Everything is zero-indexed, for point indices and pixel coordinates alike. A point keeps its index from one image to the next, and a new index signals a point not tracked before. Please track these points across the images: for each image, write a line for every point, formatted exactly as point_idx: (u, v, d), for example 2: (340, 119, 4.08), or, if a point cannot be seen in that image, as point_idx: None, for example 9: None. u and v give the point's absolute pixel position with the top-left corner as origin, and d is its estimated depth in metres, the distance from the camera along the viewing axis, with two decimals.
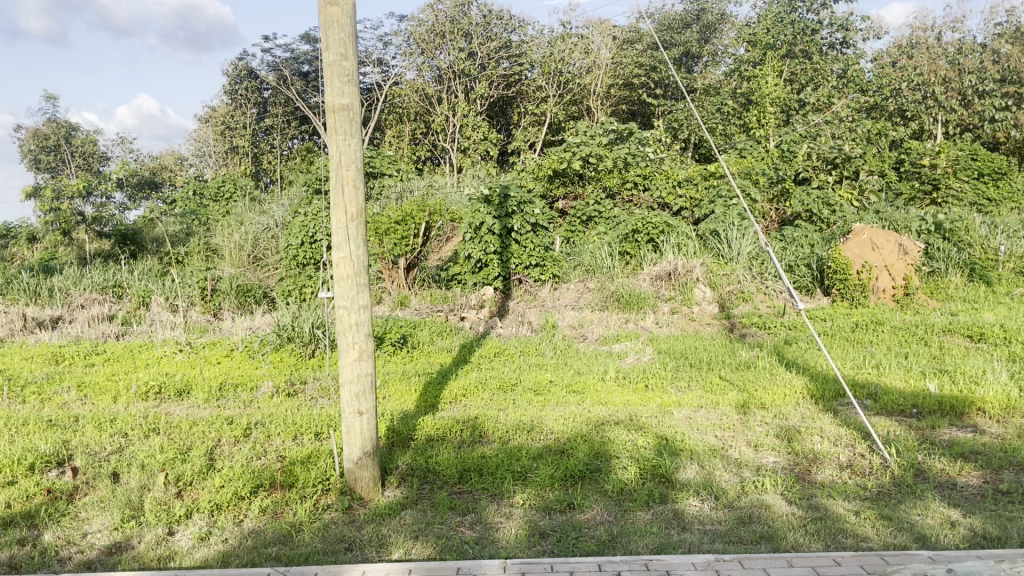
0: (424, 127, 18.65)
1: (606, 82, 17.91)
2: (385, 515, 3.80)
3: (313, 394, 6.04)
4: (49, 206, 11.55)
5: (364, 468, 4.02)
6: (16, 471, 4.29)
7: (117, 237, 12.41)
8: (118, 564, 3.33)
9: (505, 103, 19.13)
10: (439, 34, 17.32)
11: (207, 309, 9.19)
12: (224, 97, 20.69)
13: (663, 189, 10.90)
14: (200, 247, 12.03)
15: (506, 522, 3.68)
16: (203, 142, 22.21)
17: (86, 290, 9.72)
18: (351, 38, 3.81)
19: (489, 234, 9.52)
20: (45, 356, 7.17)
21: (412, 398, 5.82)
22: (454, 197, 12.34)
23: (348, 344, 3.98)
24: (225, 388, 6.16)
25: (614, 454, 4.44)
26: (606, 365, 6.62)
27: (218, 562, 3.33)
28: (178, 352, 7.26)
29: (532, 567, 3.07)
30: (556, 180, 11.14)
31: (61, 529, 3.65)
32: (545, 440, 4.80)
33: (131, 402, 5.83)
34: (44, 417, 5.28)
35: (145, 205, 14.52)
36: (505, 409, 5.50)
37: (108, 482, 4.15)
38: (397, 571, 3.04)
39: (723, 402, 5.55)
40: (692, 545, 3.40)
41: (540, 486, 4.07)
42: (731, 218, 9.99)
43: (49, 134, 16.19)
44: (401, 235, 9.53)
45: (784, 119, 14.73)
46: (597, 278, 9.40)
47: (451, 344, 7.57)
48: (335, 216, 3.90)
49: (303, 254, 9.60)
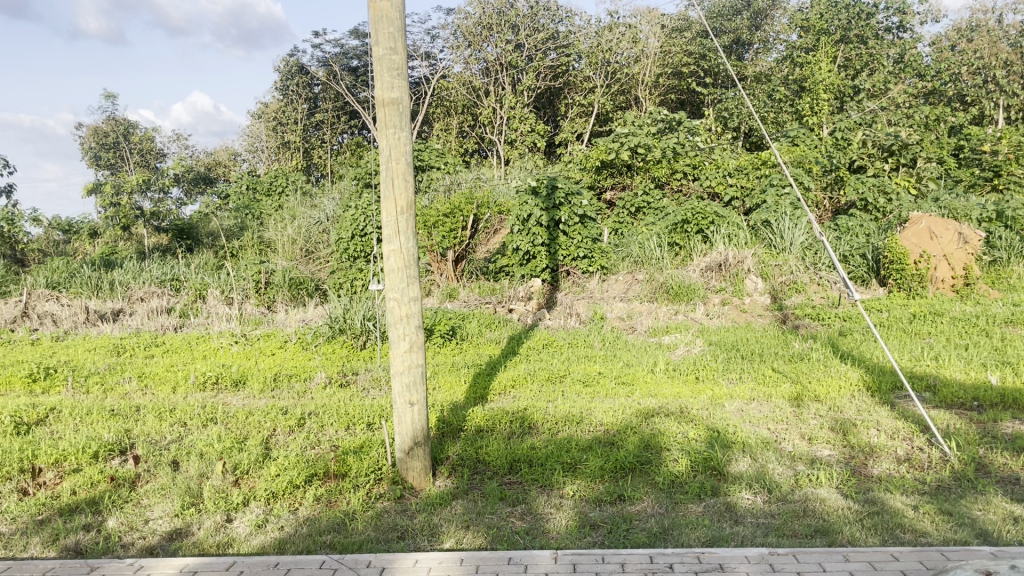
0: (471, 119, 18.90)
1: (654, 70, 17.54)
2: (436, 504, 3.83)
3: (365, 385, 6.15)
4: (109, 201, 11.94)
5: (414, 458, 4.07)
6: (80, 459, 4.42)
7: (175, 231, 12.72)
8: (178, 549, 3.42)
9: (553, 94, 19.16)
10: (486, 26, 17.43)
11: (261, 302, 9.41)
12: (276, 94, 21.03)
13: (712, 178, 10.66)
14: (253, 241, 12.28)
15: (557, 513, 3.68)
16: (255, 138, 22.59)
17: (146, 284, 9.92)
18: (401, 32, 3.84)
19: (537, 226, 9.54)
20: (108, 347, 7.39)
21: (462, 389, 5.86)
22: (502, 189, 12.46)
23: (398, 335, 4.03)
24: (279, 378, 6.29)
25: (665, 446, 4.42)
26: (655, 356, 6.59)
27: (275, 549, 3.40)
28: (233, 344, 7.41)
29: (583, 557, 3.07)
30: (604, 171, 11.24)
31: (124, 516, 3.76)
32: (594, 431, 4.79)
33: (190, 393, 5.99)
34: (107, 407, 5.44)
35: (200, 200, 14.84)
36: (554, 401, 5.51)
37: (168, 470, 4.27)
38: (449, 560, 3.06)
39: (775, 394, 5.48)
40: (745, 537, 3.37)
41: (591, 478, 4.06)
42: (783, 207, 9.78)
43: (107, 132, 16.69)
44: (449, 227, 9.62)
45: (837, 106, 14.57)
46: (647, 270, 9.33)
47: (500, 336, 7.61)
48: (385, 209, 3.95)
49: (353, 248, 9.71)
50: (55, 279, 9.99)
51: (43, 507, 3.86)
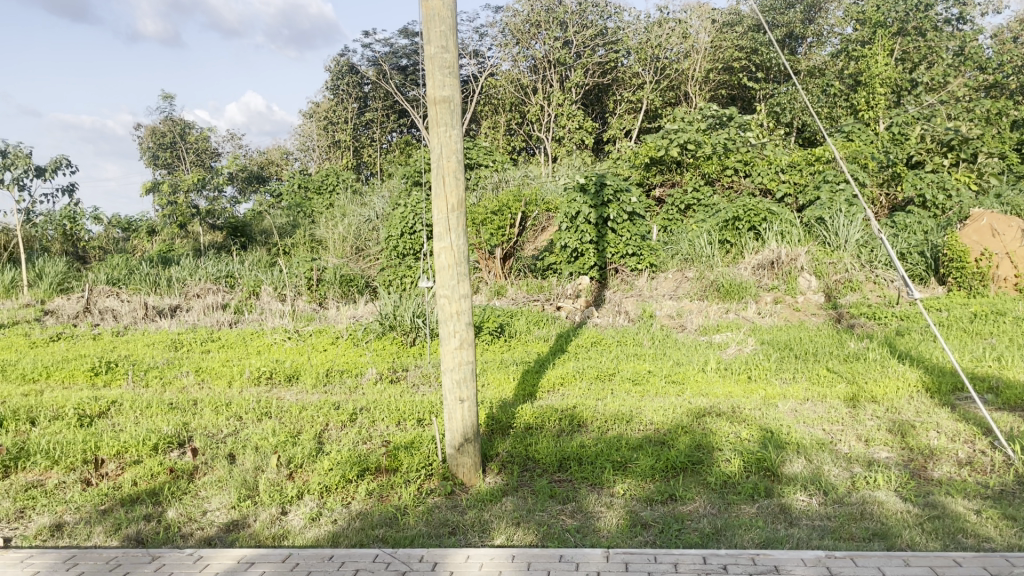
0: (520, 117, 18.95)
1: (705, 66, 17.33)
2: (486, 501, 3.85)
3: (415, 381, 6.21)
4: (167, 200, 12.25)
5: (464, 454, 4.09)
6: (141, 451, 4.54)
7: (230, 229, 12.99)
8: (236, 540, 3.50)
9: (601, 91, 19.07)
10: (534, 24, 17.54)
11: (313, 298, 9.56)
12: (327, 93, 21.33)
13: (764, 175, 10.45)
14: (305, 239, 12.47)
15: (607, 512, 3.66)
16: (307, 137, 22.94)
17: (202, 281, 10.15)
18: (452, 30, 3.86)
19: (585, 224, 9.53)
20: (166, 342, 7.58)
21: (510, 386, 5.87)
22: (550, 186, 12.46)
23: (449, 332, 4.05)
24: (331, 373, 6.38)
25: (717, 446, 4.37)
26: (706, 355, 6.52)
27: (329, 542, 3.45)
28: (287, 339, 7.54)
29: (635, 556, 3.06)
30: (653, 168, 11.14)
31: (184, 507, 3.85)
32: (644, 430, 4.76)
33: (245, 387, 6.11)
34: (166, 401, 5.59)
35: (254, 198, 15.13)
36: (603, 399, 5.49)
37: (224, 463, 4.36)
38: (500, 556, 3.07)
39: (830, 394, 5.39)
40: (799, 540, 3.32)
41: (641, 477, 4.04)
42: (838, 204, 9.55)
43: (165, 132, 17.13)
44: (497, 225, 9.67)
45: (894, 100, 14.23)
46: (697, 267, 9.24)
47: (548, 334, 7.61)
48: (436, 206, 3.97)
49: (402, 246, 9.79)
50: (116, 275, 10.27)
51: (105, 496, 3.98)
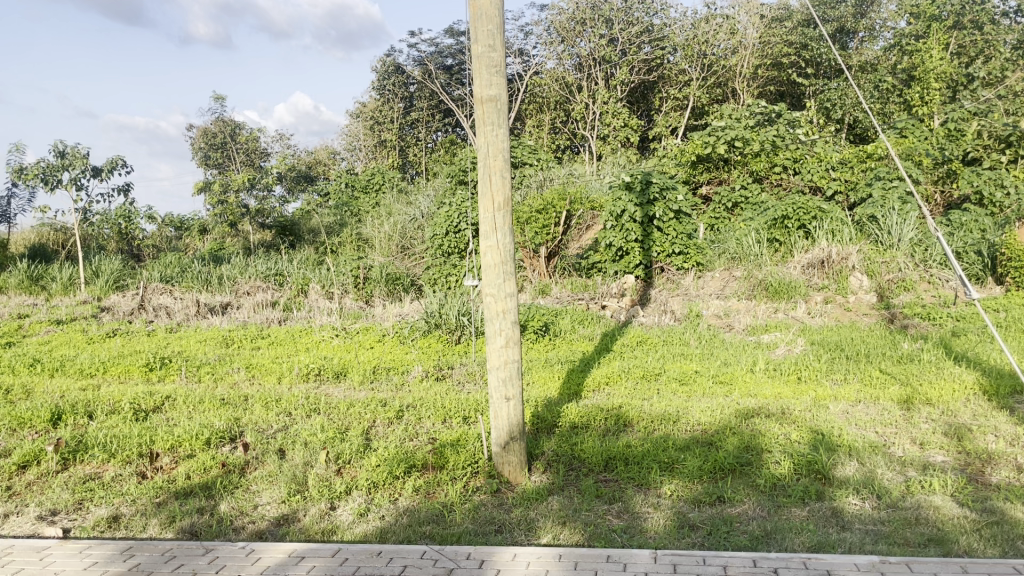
0: (565, 115, 18.96)
1: (752, 62, 16.97)
2: (532, 499, 3.85)
3: (460, 379, 6.25)
4: (218, 199, 12.50)
5: (510, 452, 4.10)
6: (194, 445, 4.64)
7: (278, 228, 13.20)
8: (286, 535, 3.55)
9: (647, 88, 18.96)
10: (580, 21, 17.44)
11: (360, 296, 9.67)
12: (373, 93, 21.54)
13: (814, 172, 10.26)
14: (352, 238, 12.61)
15: (654, 513, 3.64)
16: (354, 137, 23.19)
17: (252, 279, 10.34)
18: (500, 29, 3.87)
19: (631, 222, 9.48)
20: (217, 339, 7.74)
21: (556, 385, 5.88)
22: (595, 184, 12.41)
23: (495, 330, 4.07)
24: (378, 370, 6.45)
25: (766, 448, 4.31)
26: (754, 356, 6.43)
27: (377, 538, 3.49)
28: (335, 337, 7.64)
29: (683, 558, 3.03)
30: (700, 165, 11.07)
31: (235, 501, 3.92)
32: (691, 431, 4.72)
33: (294, 383, 6.21)
34: (217, 396, 5.70)
35: (302, 198, 15.36)
36: (649, 399, 5.45)
37: (275, 458, 4.43)
38: (547, 556, 3.07)
39: (883, 396, 5.27)
40: (852, 545, 3.25)
41: (688, 478, 4.00)
42: (891, 201, 9.27)
43: (217, 133, 17.48)
44: (542, 224, 9.70)
45: (949, 95, 13.88)
46: (745, 266, 9.13)
47: (593, 332, 7.58)
48: (483, 205, 3.99)
49: (447, 244, 9.84)
50: (169, 273, 10.51)
51: (160, 490, 4.07)
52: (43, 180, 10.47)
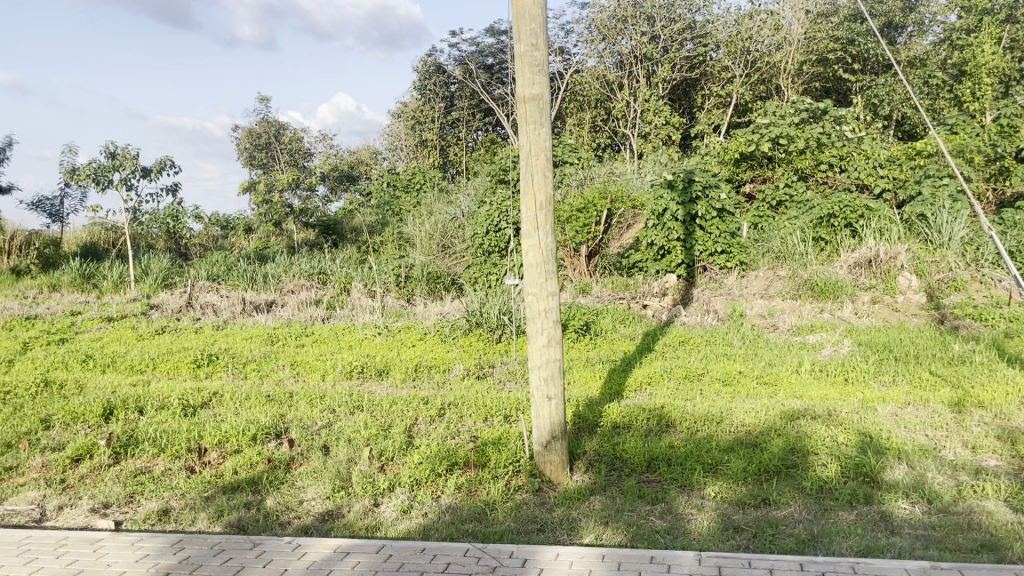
0: (605, 113, 18.90)
1: (798, 58, 16.51)
2: (574, 499, 3.84)
3: (502, 377, 6.26)
4: (263, 199, 12.72)
5: (552, 451, 4.09)
6: (241, 440, 4.71)
7: (321, 227, 13.37)
8: (331, 530, 3.59)
9: (688, 85, 18.85)
10: (620, 19, 17.34)
11: (401, 295, 9.75)
12: (414, 93, 21.70)
13: (861, 170, 10.08)
14: (393, 237, 12.71)
15: (698, 514, 3.61)
16: (395, 137, 23.37)
17: (296, 277, 10.48)
18: (543, 28, 3.87)
19: (673, 220, 9.41)
20: (262, 336, 7.85)
21: (597, 385, 5.86)
22: (636, 183, 12.35)
23: (536, 329, 4.06)
24: (420, 368, 6.49)
25: (813, 450, 4.24)
26: (800, 356, 6.33)
27: (420, 535, 3.51)
28: (377, 335, 7.71)
29: (729, 561, 2.99)
30: (743, 163, 10.97)
31: (281, 496, 3.98)
32: (736, 432, 4.67)
33: (338, 380, 6.29)
34: (263, 393, 5.78)
35: (344, 197, 15.51)
36: (692, 399, 5.40)
37: (319, 454, 4.49)
38: (590, 556, 3.06)
39: (933, 399, 5.16)
40: (901, 550, 3.19)
41: (733, 479, 3.96)
42: (941, 199, 9.04)
43: (262, 133, 17.76)
44: (583, 223, 9.69)
45: (1002, 90, 13.53)
46: (789, 266, 9.00)
47: (634, 332, 7.54)
48: (525, 204, 3.99)
49: (488, 243, 9.86)
50: (216, 272, 10.70)
51: (209, 484, 4.15)
52: (95, 180, 10.74)
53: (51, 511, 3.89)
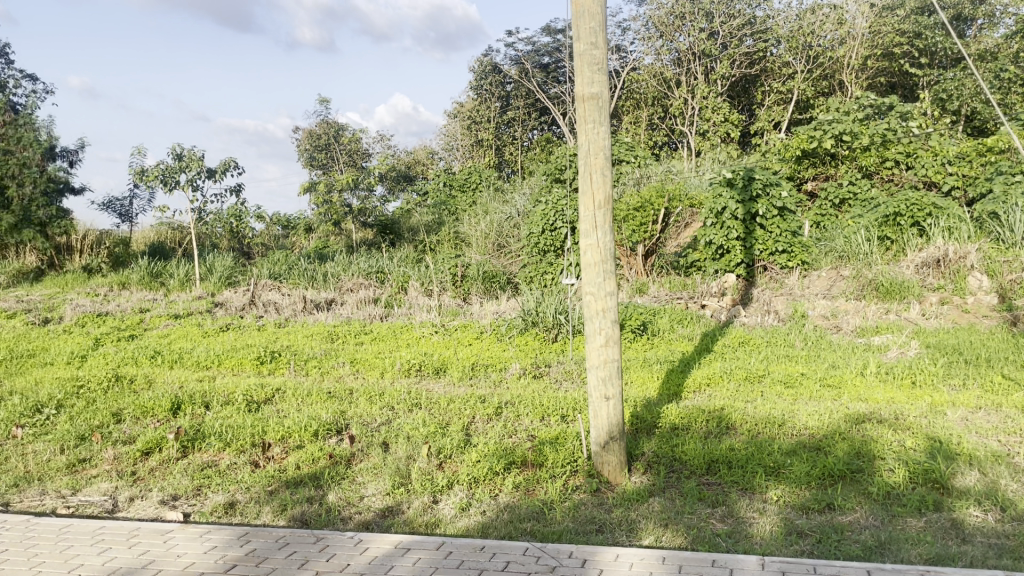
0: (663, 111, 18.73)
1: (862, 53, 16.08)
2: (633, 500, 3.82)
3: (558, 377, 6.25)
4: (323, 199, 12.96)
5: (610, 452, 4.07)
6: (303, 436, 4.80)
7: (379, 227, 13.54)
8: (391, 526, 3.64)
9: (748, 82, 18.55)
10: (678, 15, 17.27)
11: (457, 294, 9.82)
12: (471, 93, 21.83)
13: (928, 167, 9.78)
14: (449, 237, 12.79)
15: (760, 519, 3.55)
16: (452, 137, 23.53)
17: (354, 276, 10.63)
18: (602, 26, 3.85)
19: (732, 219, 9.30)
20: (323, 334, 7.99)
21: (654, 385, 5.81)
22: (694, 181, 12.20)
23: (594, 329, 4.04)
24: (477, 367, 6.53)
25: (879, 455, 4.14)
26: (865, 359, 6.17)
27: (478, 532, 3.53)
28: (434, 333, 7.78)
29: (793, 566, 2.94)
30: (805, 161, 10.74)
31: (342, 492, 4.04)
32: (798, 435, 4.57)
33: (396, 378, 6.36)
34: (324, 390, 5.88)
35: (402, 197, 15.67)
36: (753, 401, 5.31)
37: (379, 451, 4.54)
38: (651, 558, 3.04)
39: (1006, 404, 4.98)
40: (974, 559, 3.09)
41: (796, 484, 3.89)
42: (1014, 196, 8.70)
43: (321, 135, 18.09)
44: (639, 222, 9.63)
45: None
46: (853, 266, 8.79)
47: (692, 333, 7.45)
48: (583, 203, 3.98)
49: (543, 242, 9.85)
50: (278, 271, 10.94)
51: (273, 478, 4.24)
52: (163, 181, 11.06)
53: (123, 503, 4.02)
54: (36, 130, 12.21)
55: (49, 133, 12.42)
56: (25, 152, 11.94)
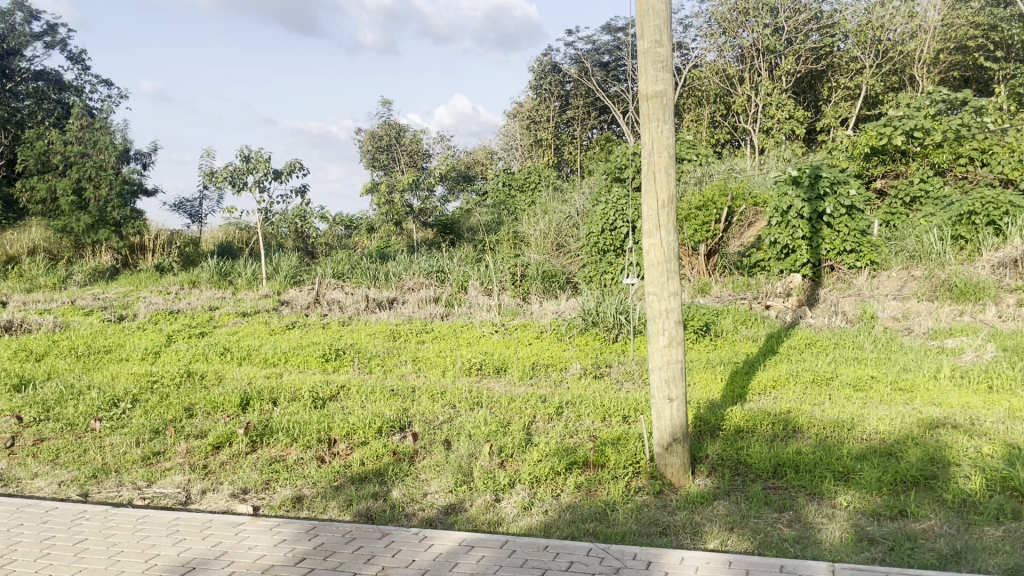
0: (725, 108, 18.47)
1: (933, 46, 15.62)
2: (697, 503, 3.77)
3: (619, 377, 6.22)
4: (384, 199, 13.12)
5: (673, 454, 4.03)
6: (367, 433, 4.88)
7: (439, 227, 13.83)
8: (454, 523, 3.67)
9: (813, 78, 18.19)
10: (742, 12, 16.98)
11: (517, 293, 9.85)
12: (530, 93, 21.87)
13: (1005, 163, 9.36)
14: (508, 236, 12.81)
15: (829, 524, 3.47)
16: (511, 137, 23.59)
17: (415, 275, 10.74)
18: (667, 24, 3.81)
19: (798, 219, 9.08)
20: (386, 332, 8.10)
21: (718, 387, 5.72)
22: (758, 180, 11.98)
23: (658, 330, 4.01)
24: (537, 367, 6.54)
25: (955, 461, 4.01)
26: (938, 362, 5.98)
27: (541, 531, 3.54)
28: (495, 333, 7.81)
29: (865, 573, 2.86)
30: (874, 158, 10.45)
31: (406, 488, 4.09)
32: (868, 440, 4.46)
33: (457, 376, 6.40)
34: (387, 387, 5.95)
35: (462, 197, 15.76)
36: (820, 405, 5.19)
37: (442, 449, 4.58)
38: (717, 561, 3.00)
39: None
40: None
41: (866, 489, 3.78)
42: None
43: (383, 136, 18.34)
44: (702, 221, 9.53)
45: None
46: (925, 266, 8.53)
47: (756, 334, 7.32)
48: (647, 202, 3.94)
49: (603, 242, 9.80)
50: (342, 270, 11.15)
51: (338, 474, 4.32)
52: (231, 182, 11.35)
53: (195, 495, 4.14)
54: (111, 133, 12.58)
55: (124, 136, 12.82)
56: (101, 155, 12.32)
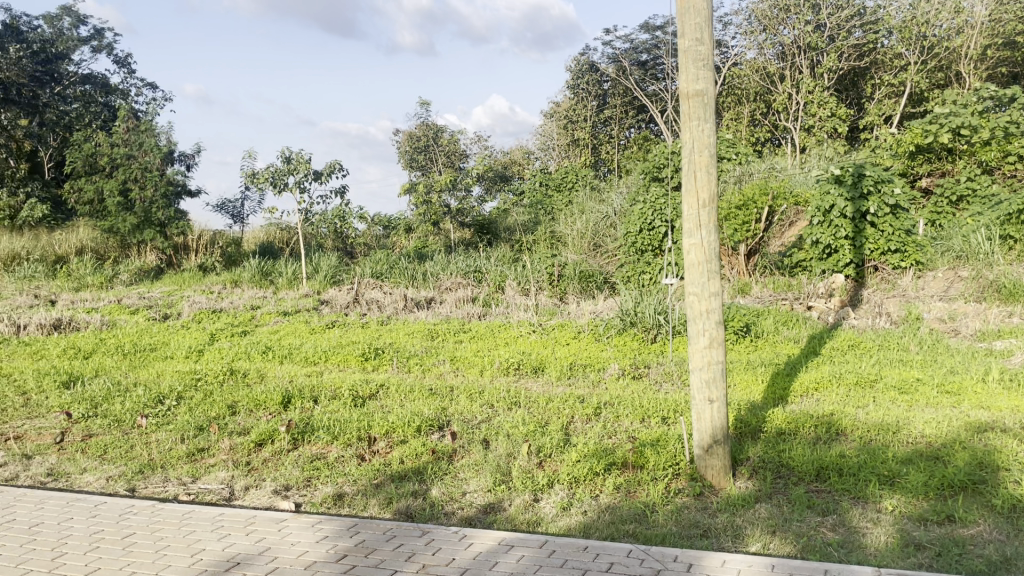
0: (765, 106, 18.24)
1: (981, 41, 15.23)
2: (738, 505, 3.73)
3: (658, 378, 6.18)
4: (422, 200, 13.34)
5: (714, 456, 3.99)
6: (406, 431, 4.91)
7: (477, 227, 13.95)
8: (493, 523, 3.68)
9: (856, 75, 17.91)
10: (783, 8, 16.86)
11: (554, 293, 9.84)
12: (567, 93, 21.83)
13: None
14: (546, 236, 12.80)
15: (874, 528, 3.41)
16: (548, 137, 23.56)
17: (453, 275, 10.78)
18: (708, 22, 3.78)
19: (841, 218, 8.93)
20: (424, 331, 8.15)
21: (759, 389, 5.66)
22: (799, 179, 11.82)
23: (698, 330, 3.98)
24: (575, 367, 6.52)
25: (1004, 466, 3.91)
26: (986, 364, 5.84)
27: (580, 532, 3.53)
28: (532, 332, 7.81)
29: None
30: (919, 156, 10.24)
31: (445, 487, 4.11)
32: (914, 443, 4.37)
33: (495, 376, 6.41)
34: (426, 387, 5.98)
35: (499, 198, 15.79)
36: (864, 407, 5.10)
37: (480, 448, 4.60)
38: (760, 565, 2.97)
39: None
40: None
41: (913, 494, 3.71)
42: None
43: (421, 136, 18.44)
44: (742, 220, 9.42)
45: None
46: (972, 266, 8.34)
47: (798, 335, 7.22)
48: (687, 202, 3.91)
49: (641, 241, 9.73)
50: (380, 270, 11.24)
51: (378, 471, 4.35)
52: (272, 182, 11.50)
53: (239, 491, 4.20)
54: (156, 135, 12.79)
55: (168, 138, 13.04)
56: (146, 157, 12.52)
